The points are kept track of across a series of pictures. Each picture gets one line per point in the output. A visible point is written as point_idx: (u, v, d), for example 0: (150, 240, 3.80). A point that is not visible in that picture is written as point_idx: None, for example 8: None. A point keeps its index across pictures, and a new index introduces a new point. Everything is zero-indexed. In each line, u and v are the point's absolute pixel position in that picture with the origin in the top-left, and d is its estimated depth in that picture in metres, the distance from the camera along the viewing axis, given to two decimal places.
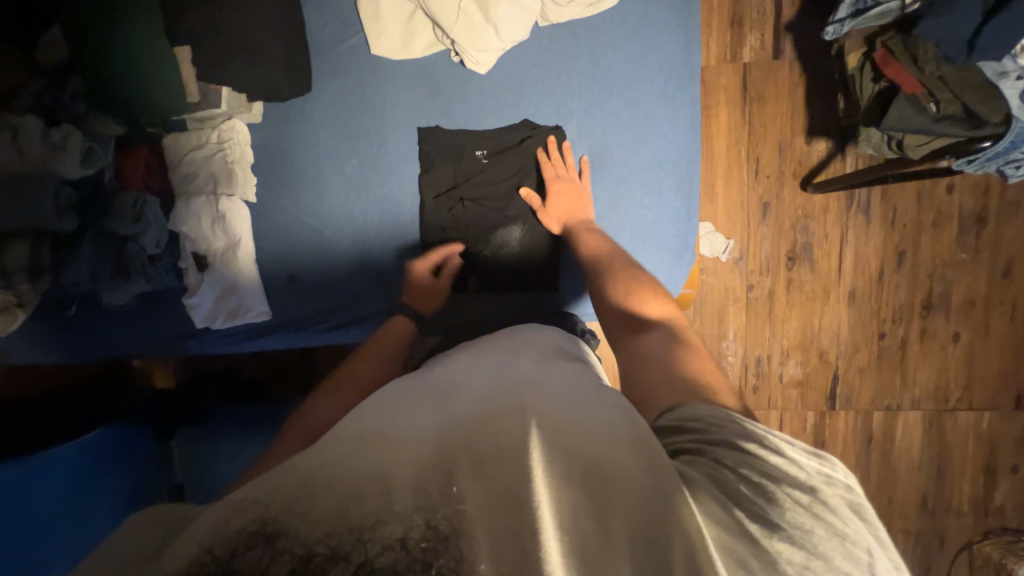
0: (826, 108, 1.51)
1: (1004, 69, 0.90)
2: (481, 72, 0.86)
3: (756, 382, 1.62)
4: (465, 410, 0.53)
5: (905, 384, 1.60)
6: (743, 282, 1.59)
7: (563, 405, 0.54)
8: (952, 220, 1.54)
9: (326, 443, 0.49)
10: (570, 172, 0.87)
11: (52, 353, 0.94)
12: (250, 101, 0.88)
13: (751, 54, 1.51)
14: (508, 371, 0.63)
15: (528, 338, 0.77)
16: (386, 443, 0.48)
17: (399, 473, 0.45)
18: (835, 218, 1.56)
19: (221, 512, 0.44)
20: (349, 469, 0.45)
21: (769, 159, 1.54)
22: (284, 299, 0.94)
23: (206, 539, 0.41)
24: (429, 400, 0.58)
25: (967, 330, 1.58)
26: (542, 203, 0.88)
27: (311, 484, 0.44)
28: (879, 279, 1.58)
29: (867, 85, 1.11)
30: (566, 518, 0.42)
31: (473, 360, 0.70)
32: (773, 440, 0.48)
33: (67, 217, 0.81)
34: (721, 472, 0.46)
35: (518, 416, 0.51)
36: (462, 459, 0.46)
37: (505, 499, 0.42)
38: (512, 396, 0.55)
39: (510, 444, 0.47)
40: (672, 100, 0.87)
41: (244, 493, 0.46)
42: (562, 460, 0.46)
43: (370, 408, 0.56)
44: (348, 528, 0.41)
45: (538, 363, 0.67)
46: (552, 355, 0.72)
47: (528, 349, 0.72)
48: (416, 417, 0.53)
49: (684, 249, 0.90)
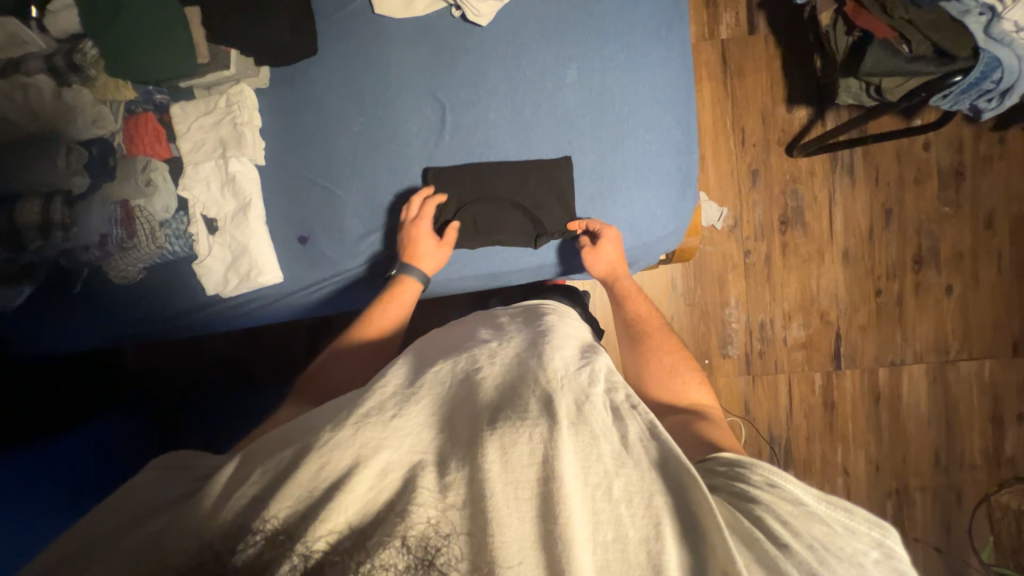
0: (803, 77, 1.58)
1: (966, 7, 1.01)
2: (482, 25, 0.89)
3: (761, 347, 1.63)
4: (486, 400, 0.52)
5: (906, 339, 1.63)
6: (739, 249, 1.62)
7: (586, 396, 0.54)
8: (932, 175, 1.61)
9: (344, 419, 0.49)
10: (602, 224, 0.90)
11: (41, 340, 0.90)
12: (257, 64, 0.90)
13: (728, 31, 1.58)
14: (530, 346, 0.61)
15: (540, 310, 0.75)
16: (407, 427, 0.49)
17: (426, 470, 0.47)
18: (822, 181, 1.62)
19: (203, 516, 0.48)
20: (365, 461, 0.46)
21: (754, 128, 1.60)
22: (296, 260, 0.94)
23: (206, 534, 0.47)
24: (447, 381, 0.56)
25: (959, 281, 1.63)
26: (593, 244, 0.90)
27: (329, 474, 0.46)
28: (869, 238, 1.62)
29: (841, 39, 1.17)
30: (606, 529, 0.45)
31: (491, 332, 0.68)
32: (819, 505, 0.51)
33: (80, 174, 0.83)
34: (766, 524, 0.48)
35: (541, 406, 0.50)
36: (488, 451, 0.47)
37: (528, 502, 0.45)
38: (537, 382, 0.53)
39: (535, 439, 0.47)
40: (665, 42, 0.91)
41: (251, 475, 0.48)
42: (595, 469, 0.47)
43: (384, 377, 0.55)
44: (373, 528, 0.45)
45: (560, 339, 0.64)
46: (564, 323, 0.70)
47: (545, 319, 0.70)
48: (439, 400, 0.53)
49: (688, 184, 0.93)
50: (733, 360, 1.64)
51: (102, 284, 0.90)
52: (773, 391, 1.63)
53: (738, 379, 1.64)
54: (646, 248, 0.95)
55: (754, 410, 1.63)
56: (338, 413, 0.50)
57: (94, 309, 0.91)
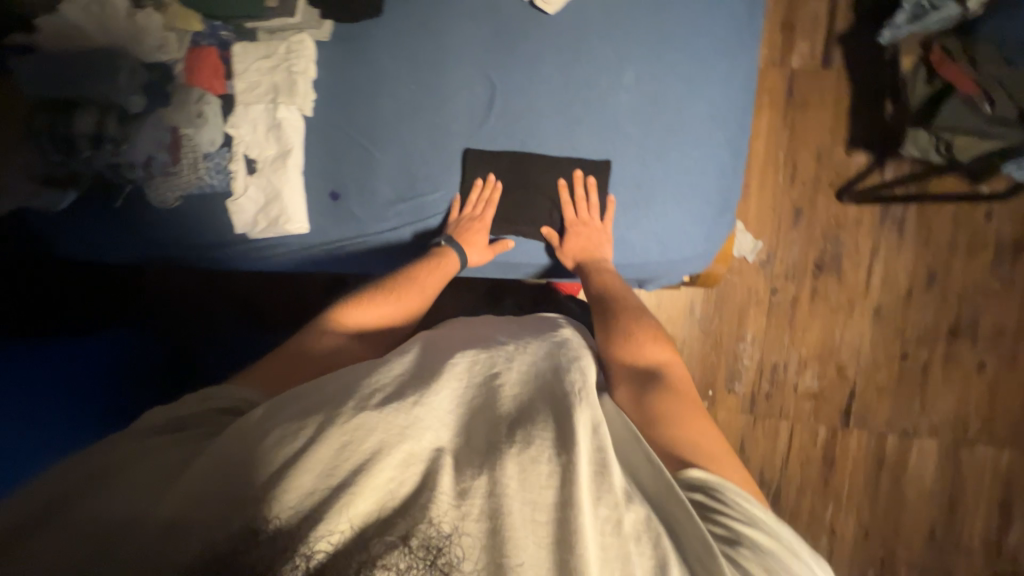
0: (870, 120, 1.51)
1: None
2: (549, 13, 0.88)
3: (769, 389, 1.59)
4: (505, 410, 0.53)
5: (924, 410, 1.56)
6: (767, 285, 1.58)
7: (601, 419, 0.53)
8: (988, 247, 1.52)
9: (371, 401, 0.50)
10: (575, 213, 0.89)
11: (86, 245, 0.96)
12: (321, 17, 0.91)
13: (800, 60, 1.52)
14: (548, 358, 0.61)
15: (553, 320, 0.75)
16: (428, 418, 0.50)
17: (444, 468, 0.47)
18: (868, 232, 1.55)
19: (203, 479, 0.45)
20: (387, 450, 0.46)
21: (806, 165, 1.55)
22: (326, 215, 0.95)
23: (224, 505, 0.44)
24: (466, 381, 0.56)
25: (994, 360, 1.54)
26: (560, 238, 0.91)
27: (350, 454, 0.45)
28: (906, 298, 1.55)
29: (921, 86, 1.10)
30: (615, 569, 0.44)
31: (508, 336, 0.67)
32: (795, 547, 0.51)
33: (137, 94, 0.86)
34: (745, 567, 0.47)
35: (558, 427, 0.50)
36: (509, 463, 0.47)
37: (545, 526, 0.45)
38: (555, 400, 0.53)
39: (552, 462, 0.48)
40: (731, 61, 0.88)
41: (266, 441, 0.47)
42: (607, 499, 0.47)
43: (407, 367, 0.57)
44: (385, 524, 0.44)
45: (575, 353, 0.64)
46: (576, 338, 0.71)
47: (561, 330, 0.70)
48: (458, 400, 0.54)
49: (725, 209, 0.91)
50: (737, 396, 1.60)
51: (143, 202, 0.93)
52: (772, 434, 1.59)
53: (739, 416, 1.60)
54: (672, 264, 0.92)
55: (750, 450, 1.59)
56: (362, 391, 0.51)
57: (133, 224, 0.94)
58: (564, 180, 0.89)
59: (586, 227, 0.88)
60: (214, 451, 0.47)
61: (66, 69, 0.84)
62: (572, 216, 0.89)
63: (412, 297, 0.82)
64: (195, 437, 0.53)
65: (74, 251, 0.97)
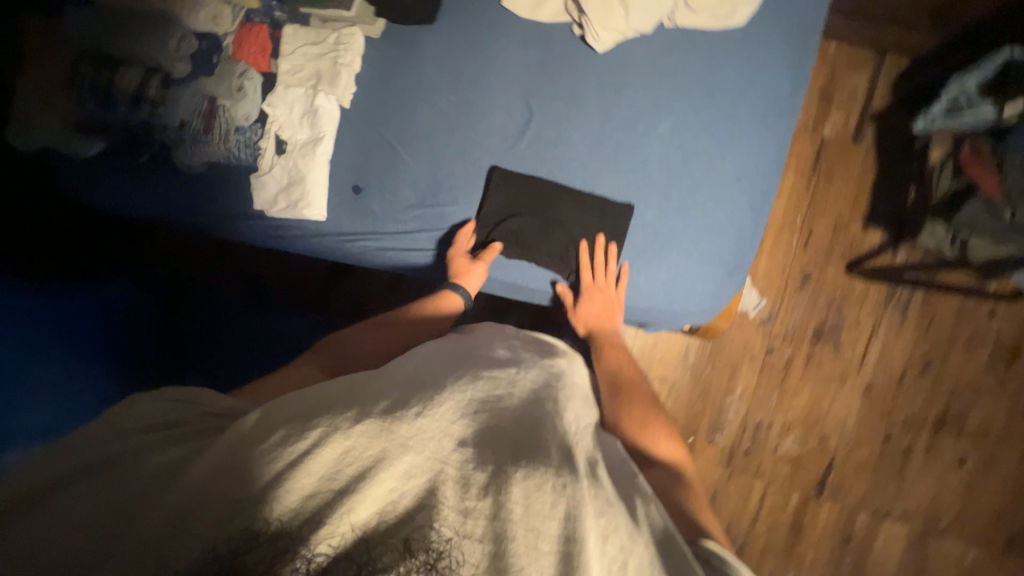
0: (891, 201, 1.52)
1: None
2: (598, 51, 0.88)
3: (749, 446, 1.59)
4: (510, 433, 0.52)
5: (898, 494, 1.56)
6: (763, 344, 1.58)
7: (595, 459, 0.56)
8: (987, 344, 1.53)
9: (373, 409, 0.50)
10: (592, 279, 0.90)
11: (102, 193, 0.95)
12: (375, 15, 0.92)
13: (832, 130, 1.54)
14: (548, 387, 0.62)
15: (552, 349, 0.77)
16: (433, 431, 0.49)
17: (446, 486, 0.46)
18: (871, 309, 1.56)
19: (200, 485, 0.45)
20: (392, 460, 0.46)
21: (821, 233, 1.56)
22: (345, 207, 0.96)
23: (222, 503, 0.43)
24: (470, 397, 0.55)
25: (974, 458, 1.54)
26: (574, 302, 0.92)
27: (354, 461, 0.45)
28: (898, 381, 1.56)
29: (945, 181, 1.13)
30: None
31: (509, 356, 0.68)
32: None
33: (185, 61, 0.89)
34: None
35: (561, 457, 0.51)
36: (514, 489, 0.46)
37: (548, 556, 0.44)
38: (556, 432, 0.54)
39: (556, 492, 0.47)
40: (767, 128, 0.89)
41: (264, 443, 0.46)
42: (612, 540, 0.46)
43: (410, 380, 0.57)
44: (388, 530, 0.44)
45: (570, 388, 0.66)
46: (573, 370, 0.72)
47: (557, 361, 0.71)
48: (461, 411, 0.53)
49: (737, 271, 0.92)
50: (716, 448, 1.60)
51: (169, 162, 0.94)
52: (744, 492, 1.58)
53: (715, 468, 1.60)
54: (675, 313, 0.93)
55: (719, 504, 1.59)
56: (365, 400, 0.52)
57: (155, 181, 0.95)
58: (585, 243, 0.90)
59: (603, 294, 0.90)
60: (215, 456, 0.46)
61: (122, 26, 0.87)
62: (589, 282, 0.90)
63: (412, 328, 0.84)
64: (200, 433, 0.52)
65: (91, 198, 0.96)
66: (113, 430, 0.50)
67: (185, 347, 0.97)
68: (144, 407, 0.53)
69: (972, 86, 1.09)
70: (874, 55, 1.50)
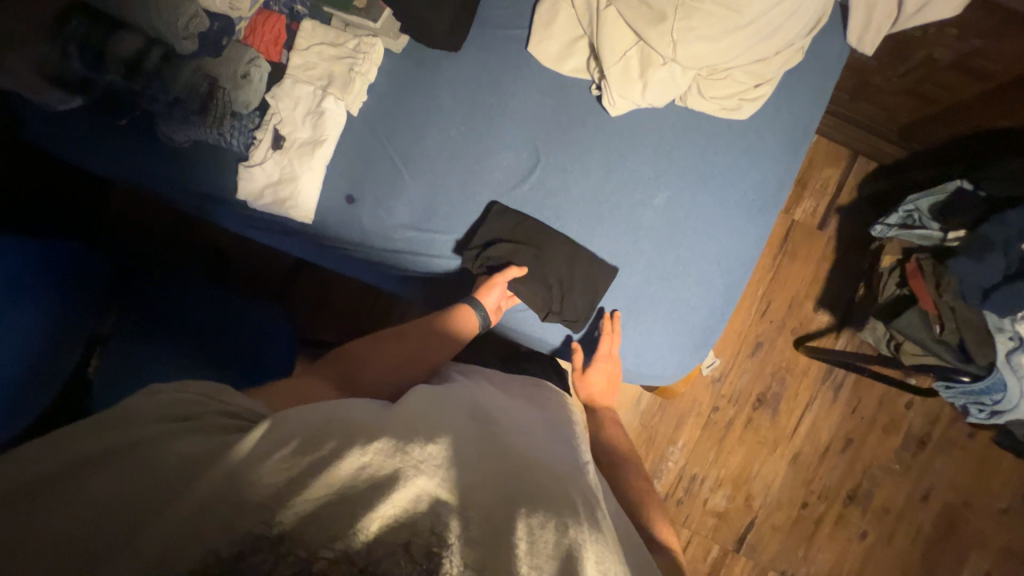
0: (842, 289, 1.66)
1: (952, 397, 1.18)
2: (612, 113, 0.91)
3: (682, 496, 1.67)
4: (511, 471, 0.54)
5: (805, 558, 1.68)
6: (710, 401, 1.67)
7: (597, 505, 0.56)
8: (901, 432, 1.69)
9: (388, 433, 0.51)
10: (609, 346, 0.91)
11: (76, 150, 0.90)
12: (399, 32, 0.91)
13: (801, 215, 1.66)
14: (544, 437, 0.66)
15: (548, 397, 0.80)
16: (442, 459, 0.50)
17: (452, 512, 0.46)
18: (809, 384, 1.69)
19: (213, 494, 0.42)
20: (407, 479, 0.46)
21: (778, 307, 1.67)
22: (336, 216, 0.93)
23: (229, 511, 0.41)
24: (473, 435, 0.58)
25: (875, 534, 1.68)
26: (583, 369, 0.92)
27: (367, 477, 0.46)
28: (822, 454, 1.69)
29: (890, 287, 1.28)
30: None
31: (506, 403, 0.72)
32: None
33: (190, 40, 0.83)
34: None
35: (564, 501, 0.52)
36: (519, 524, 0.47)
37: None
38: (556, 478, 0.56)
39: (558, 530, 0.47)
40: (754, 219, 0.95)
41: (281, 449, 0.46)
42: None
43: (420, 410, 0.59)
44: (396, 536, 0.42)
45: (567, 437, 0.69)
46: (568, 420, 0.75)
47: (554, 412, 0.75)
48: (465, 445, 0.55)
49: (705, 344, 0.96)
50: None
51: (152, 130, 0.89)
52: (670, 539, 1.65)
53: None
54: (640, 374, 0.97)
55: None
56: (378, 423, 0.53)
57: (138, 146, 0.89)
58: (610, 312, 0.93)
59: (612, 364, 0.92)
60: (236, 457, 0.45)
61: None
62: (606, 348, 0.91)
63: (429, 346, 0.79)
64: (215, 432, 0.49)
65: (64, 150, 0.90)
66: (130, 416, 0.47)
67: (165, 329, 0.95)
68: (161, 400, 0.49)
69: (924, 206, 1.23)
70: (847, 156, 1.64)
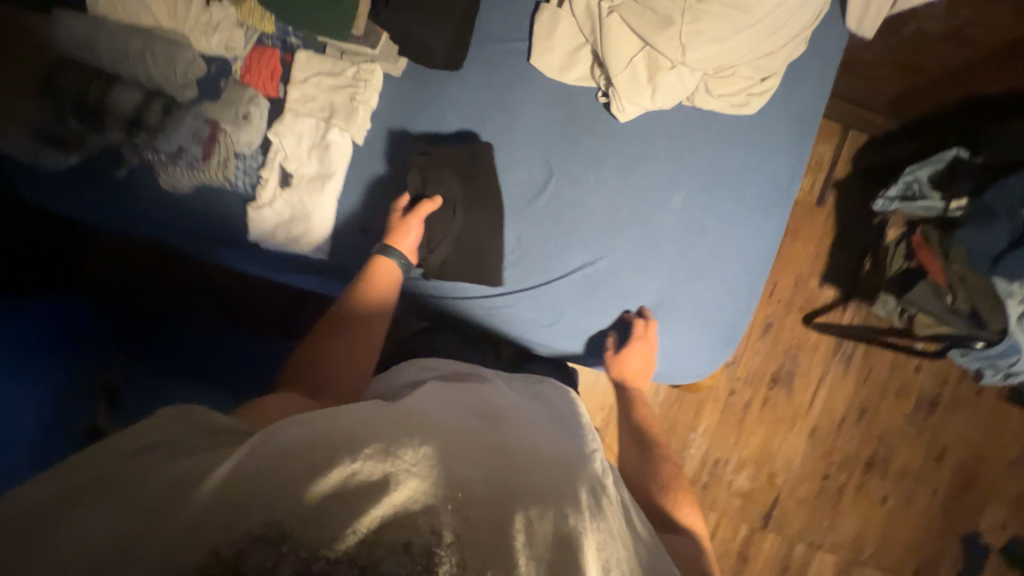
0: (846, 263, 1.68)
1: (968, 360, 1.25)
2: (620, 119, 0.91)
3: (707, 480, 1.69)
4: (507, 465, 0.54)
5: (831, 527, 1.72)
6: (726, 385, 1.70)
7: (594, 490, 0.57)
8: (913, 396, 1.73)
9: (379, 434, 0.50)
10: (645, 334, 0.91)
11: (70, 207, 0.87)
12: (399, 56, 0.90)
13: (799, 193, 1.68)
14: (538, 430, 0.66)
15: (536, 388, 0.80)
16: (433, 457, 0.50)
17: (449, 508, 0.46)
18: (821, 358, 1.71)
19: (207, 505, 0.41)
20: (399, 481, 0.45)
21: (784, 286, 1.69)
22: (350, 249, 0.90)
23: (224, 520, 0.40)
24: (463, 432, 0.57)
25: (895, 496, 1.73)
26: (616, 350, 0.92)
27: (358, 480, 0.45)
28: (839, 425, 1.72)
29: (898, 260, 1.30)
30: None
31: (497, 398, 0.71)
32: None
33: (190, 87, 0.84)
34: None
35: (562, 492, 0.53)
36: (518, 517, 0.47)
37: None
38: (551, 469, 0.56)
39: (558, 521, 0.49)
40: (768, 212, 0.95)
41: (271, 460, 0.45)
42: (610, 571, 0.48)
43: (410, 409, 0.58)
44: (395, 535, 0.42)
45: (562, 426, 0.69)
46: (557, 408, 0.75)
47: (546, 403, 0.76)
48: (458, 443, 0.54)
49: (730, 340, 0.97)
50: None
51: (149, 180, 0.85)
52: None
53: None
54: (669, 375, 0.98)
55: None
56: (367, 425, 0.51)
57: (132, 195, 0.86)
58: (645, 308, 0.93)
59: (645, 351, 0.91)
60: (223, 471, 0.44)
61: (125, 48, 0.80)
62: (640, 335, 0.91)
63: (366, 318, 0.79)
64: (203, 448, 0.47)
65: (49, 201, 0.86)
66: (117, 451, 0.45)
67: (171, 348, 0.90)
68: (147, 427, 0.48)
69: (924, 176, 1.23)
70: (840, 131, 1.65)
